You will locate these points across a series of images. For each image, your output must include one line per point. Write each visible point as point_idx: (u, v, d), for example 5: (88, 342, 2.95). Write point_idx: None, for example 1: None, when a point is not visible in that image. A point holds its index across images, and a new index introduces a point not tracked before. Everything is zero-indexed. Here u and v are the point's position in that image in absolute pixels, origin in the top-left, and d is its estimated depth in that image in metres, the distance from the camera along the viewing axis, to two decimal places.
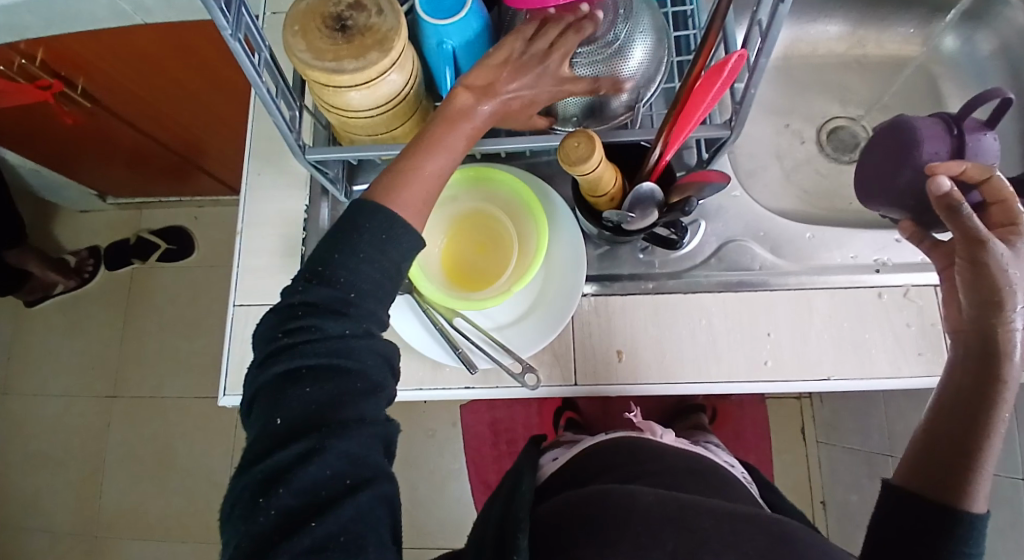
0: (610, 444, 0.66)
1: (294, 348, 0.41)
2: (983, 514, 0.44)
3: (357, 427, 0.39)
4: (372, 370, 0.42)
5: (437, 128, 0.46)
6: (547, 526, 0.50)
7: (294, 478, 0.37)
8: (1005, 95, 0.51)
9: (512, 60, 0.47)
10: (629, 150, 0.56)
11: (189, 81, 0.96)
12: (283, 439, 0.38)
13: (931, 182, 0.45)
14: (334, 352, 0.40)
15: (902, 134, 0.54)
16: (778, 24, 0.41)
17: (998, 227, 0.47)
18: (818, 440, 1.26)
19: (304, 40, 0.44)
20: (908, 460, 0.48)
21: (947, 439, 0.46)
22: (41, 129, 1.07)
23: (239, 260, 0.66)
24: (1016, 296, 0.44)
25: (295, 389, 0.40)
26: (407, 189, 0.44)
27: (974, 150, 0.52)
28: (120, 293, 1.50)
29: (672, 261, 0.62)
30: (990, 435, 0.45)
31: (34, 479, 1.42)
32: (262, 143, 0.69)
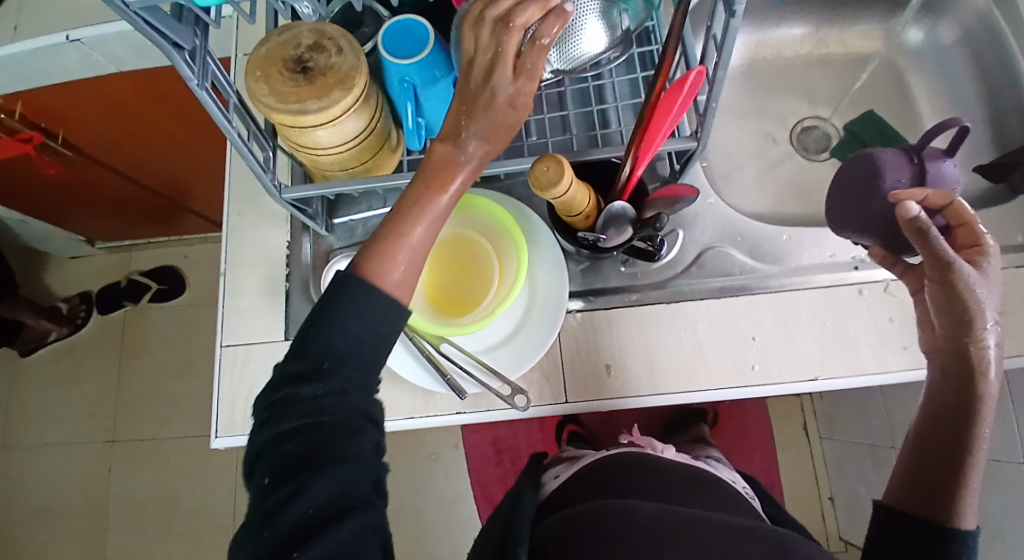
0: (611, 459, 0.66)
1: (279, 408, 0.41)
2: (972, 531, 0.44)
3: (335, 479, 0.39)
4: (354, 423, 0.41)
5: (415, 191, 0.42)
6: (547, 542, 0.50)
7: (280, 519, 0.38)
8: (961, 122, 0.53)
9: (478, 98, 0.41)
10: (600, 168, 0.56)
11: (167, 123, 0.97)
12: (268, 494, 0.39)
13: (900, 207, 0.44)
14: (316, 409, 0.40)
15: (865, 163, 0.56)
16: (732, 36, 0.42)
17: (965, 249, 0.47)
18: (821, 435, 1.26)
19: (267, 84, 0.45)
20: (898, 482, 0.48)
21: (937, 450, 0.47)
22: (23, 181, 1.07)
23: (224, 301, 0.66)
24: (985, 312, 0.45)
25: (281, 443, 0.40)
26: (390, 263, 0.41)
27: (935, 176, 0.55)
28: (114, 337, 1.50)
29: (654, 272, 0.62)
30: (973, 454, 0.45)
31: (37, 533, 1.41)
32: (241, 183, 0.70)
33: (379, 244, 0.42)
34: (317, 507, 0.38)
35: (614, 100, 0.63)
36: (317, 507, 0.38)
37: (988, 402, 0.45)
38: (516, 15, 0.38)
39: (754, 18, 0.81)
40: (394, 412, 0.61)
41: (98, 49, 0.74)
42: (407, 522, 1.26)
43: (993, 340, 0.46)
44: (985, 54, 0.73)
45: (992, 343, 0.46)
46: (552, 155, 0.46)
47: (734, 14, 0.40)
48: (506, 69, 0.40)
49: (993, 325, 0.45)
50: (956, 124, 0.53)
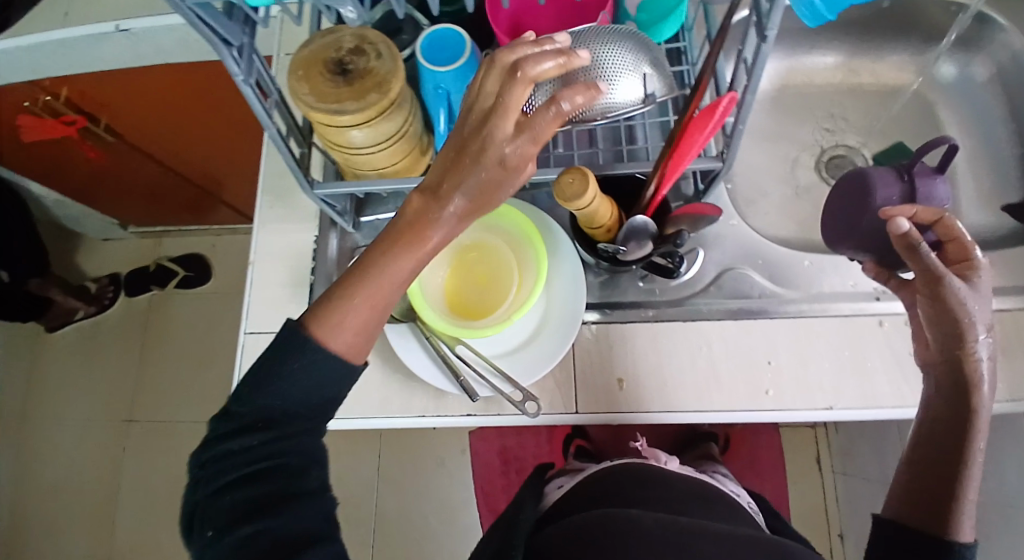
0: (616, 470, 0.65)
1: (219, 462, 0.41)
2: (971, 543, 0.45)
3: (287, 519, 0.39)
4: (303, 465, 0.42)
5: (384, 249, 0.40)
6: (547, 548, 0.51)
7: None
8: (950, 142, 0.53)
9: (469, 155, 0.38)
10: (625, 184, 0.57)
11: (206, 116, 1.00)
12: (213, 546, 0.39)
13: (890, 223, 0.45)
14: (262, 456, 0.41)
15: (858, 182, 0.56)
16: (762, 62, 0.43)
17: (955, 264, 0.48)
18: (834, 469, 1.24)
19: (308, 84, 0.47)
20: (897, 496, 0.49)
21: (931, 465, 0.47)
22: (64, 162, 1.11)
23: (250, 290, 0.68)
24: (977, 325, 0.46)
25: (222, 496, 0.40)
26: (346, 322, 0.41)
27: (926, 195, 0.55)
28: (138, 319, 1.53)
29: (672, 289, 0.63)
30: (968, 465, 0.46)
31: (50, 506, 1.45)
32: (274, 177, 0.72)
33: (337, 303, 0.41)
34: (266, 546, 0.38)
35: (642, 117, 0.64)
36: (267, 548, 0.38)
37: (981, 413, 0.46)
38: (526, 68, 0.35)
39: (786, 45, 0.81)
40: (405, 410, 0.62)
41: (146, 42, 0.77)
42: (410, 525, 1.26)
43: (985, 353, 0.47)
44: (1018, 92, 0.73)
45: (981, 355, 0.46)
46: (576, 168, 0.47)
47: (765, 40, 0.41)
48: (505, 124, 0.36)
49: (984, 338, 0.46)
50: (945, 143, 0.53)
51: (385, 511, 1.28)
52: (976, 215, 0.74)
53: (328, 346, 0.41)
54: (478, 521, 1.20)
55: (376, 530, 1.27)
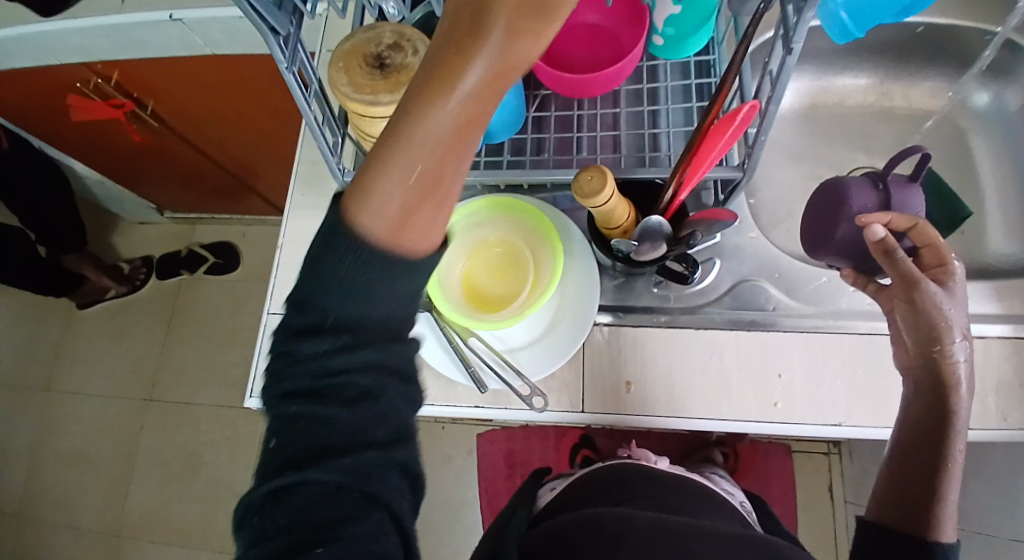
0: (607, 471, 0.66)
1: (286, 361, 0.31)
2: (954, 544, 0.50)
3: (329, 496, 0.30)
4: (383, 402, 0.31)
5: (421, 86, 0.27)
6: (535, 551, 0.51)
7: (267, 540, 0.30)
8: (923, 151, 0.51)
9: None
10: (644, 187, 0.58)
11: (246, 107, 1.04)
12: (280, 465, 0.31)
13: (868, 230, 0.51)
14: (303, 413, 0.31)
15: (835, 188, 0.56)
16: (787, 75, 0.44)
17: (932, 268, 0.53)
18: (847, 499, 1.22)
19: (347, 76, 0.49)
20: (880, 496, 0.54)
21: (911, 472, 0.52)
22: (110, 144, 1.17)
23: (276, 272, 0.70)
24: (953, 331, 0.50)
25: (287, 405, 0.31)
26: (374, 203, 0.28)
27: (901, 203, 0.54)
28: (166, 301, 1.58)
29: (686, 296, 0.63)
30: (949, 466, 0.51)
31: (68, 474, 1.49)
32: (306, 165, 0.74)
33: (365, 173, 0.28)
34: (302, 528, 0.30)
35: (667, 126, 0.65)
36: (302, 531, 0.30)
37: (960, 417, 0.50)
38: None
39: (817, 65, 0.82)
40: None
41: (196, 32, 0.81)
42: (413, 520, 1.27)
43: (961, 356, 0.51)
44: None
45: (959, 359, 0.50)
46: (597, 166, 0.48)
47: (790, 52, 0.42)
48: None
49: (960, 341, 0.50)
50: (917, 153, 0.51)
51: None
52: (1004, 244, 0.73)
53: (370, 237, 0.29)
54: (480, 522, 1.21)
55: None
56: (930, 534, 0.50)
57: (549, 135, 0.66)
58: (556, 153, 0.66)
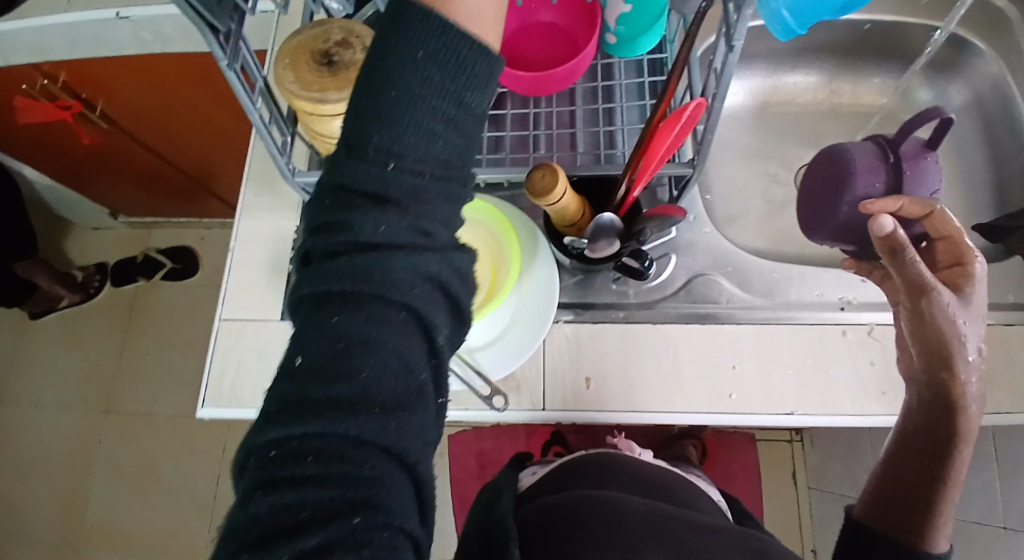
0: (586, 458, 0.67)
1: (339, 262, 0.30)
2: (943, 553, 0.51)
3: (372, 441, 0.28)
4: (432, 328, 0.31)
5: None
6: (530, 528, 0.53)
7: (289, 487, 0.27)
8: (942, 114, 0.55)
9: None
10: (598, 185, 0.58)
11: (200, 107, 1.01)
12: (318, 380, 0.29)
13: (876, 224, 0.53)
14: (353, 341, 0.29)
15: (843, 164, 0.62)
16: (729, 72, 0.44)
17: (950, 265, 0.55)
18: (809, 485, 1.26)
19: (294, 72, 0.50)
20: (871, 497, 0.55)
21: (913, 476, 0.53)
22: (59, 146, 1.12)
23: (229, 276, 0.68)
24: (965, 348, 0.52)
25: (329, 314, 0.29)
26: None
27: (914, 175, 0.59)
28: (122, 308, 1.53)
29: (643, 291, 0.64)
30: (948, 482, 0.52)
31: (20, 492, 1.43)
32: (259, 166, 0.73)
33: None
34: (337, 475, 0.27)
35: (622, 124, 0.65)
36: (340, 473, 0.27)
37: (964, 437, 0.52)
38: None
39: (769, 63, 0.83)
40: None
41: (145, 30, 0.79)
42: None
43: (971, 376, 0.52)
44: (995, 119, 0.76)
45: (968, 378, 0.52)
46: (547, 165, 0.48)
47: (732, 50, 0.43)
48: None
49: (971, 360, 0.52)
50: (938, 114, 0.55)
51: None
52: None
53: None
54: (452, 523, 1.20)
55: None
56: (919, 546, 0.51)
57: (506, 133, 0.66)
58: (513, 152, 0.66)
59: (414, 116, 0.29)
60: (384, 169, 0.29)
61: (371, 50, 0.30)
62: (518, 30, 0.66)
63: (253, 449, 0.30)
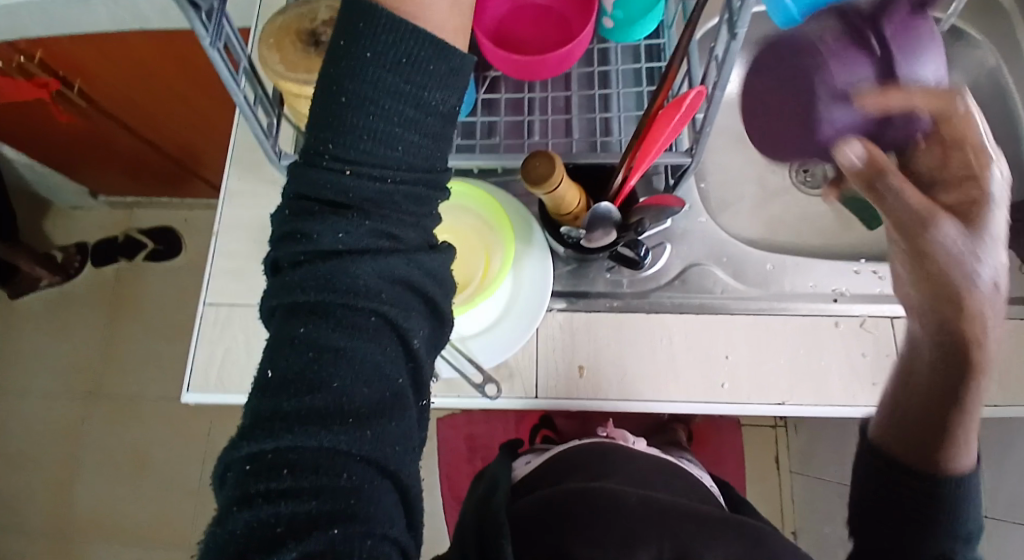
0: (585, 447, 0.68)
1: (307, 271, 0.31)
2: (967, 470, 0.49)
3: (349, 452, 0.28)
4: (403, 333, 0.32)
5: None
6: (528, 522, 0.53)
7: (265, 502, 0.27)
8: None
9: None
10: (593, 174, 0.57)
11: (182, 86, 0.98)
12: (291, 390, 0.29)
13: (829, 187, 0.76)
14: (323, 349, 0.30)
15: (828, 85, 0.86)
16: (732, 59, 0.44)
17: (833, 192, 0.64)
18: (792, 470, 1.30)
19: (278, 53, 0.49)
20: (884, 422, 0.53)
21: (921, 406, 0.49)
22: (36, 125, 1.09)
23: (213, 261, 0.67)
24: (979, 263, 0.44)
25: (300, 324, 0.30)
26: None
27: None
28: (105, 291, 1.50)
29: (638, 281, 0.64)
30: (963, 411, 0.47)
31: (5, 477, 1.41)
32: (244, 150, 0.71)
33: None
34: (314, 486, 0.27)
35: (618, 110, 0.64)
36: (316, 486, 0.27)
37: (981, 368, 0.46)
38: None
39: None
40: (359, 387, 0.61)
41: (125, 7, 0.76)
42: None
43: (987, 280, 0.44)
44: (989, 111, 0.76)
45: (989, 296, 0.44)
46: (542, 151, 0.47)
47: (735, 37, 0.42)
48: None
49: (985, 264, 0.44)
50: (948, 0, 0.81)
51: None
52: None
53: None
54: (442, 506, 1.21)
55: None
56: (943, 470, 0.49)
57: (499, 118, 0.64)
58: (507, 137, 0.65)
59: (374, 127, 0.31)
60: (341, 175, 0.31)
61: (326, 60, 0.32)
62: (512, 11, 0.64)
63: (229, 467, 0.29)
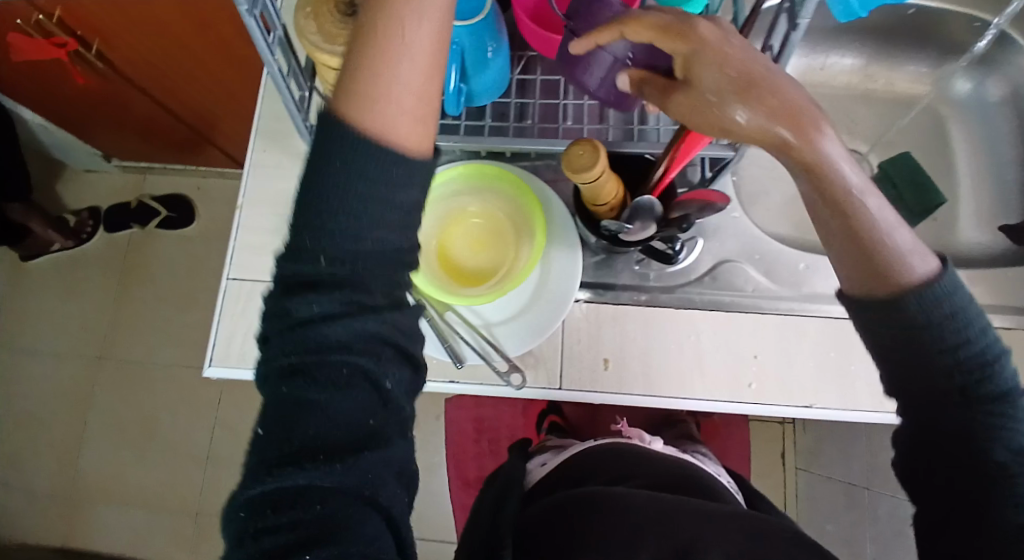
0: (602, 448, 0.70)
1: (284, 332, 0.33)
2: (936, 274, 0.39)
3: (324, 489, 0.31)
4: (375, 380, 0.33)
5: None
6: (534, 525, 0.55)
7: (254, 542, 0.30)
8: None
9: None
10: (632, 163, 0.55)
11: (201, 51, 0.96)
12: (272, 443, 0.32)
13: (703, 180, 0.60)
14: (299, 403, 0.32)
15: None
16: (790, 50, 0.42)
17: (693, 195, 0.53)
18: (797, 466, 1.31)
19: (316, 23, 0.47)
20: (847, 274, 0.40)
21: (845, 236, 0.38)
22: (53, 86, 1.07)
23: (236, 233, 0.66)
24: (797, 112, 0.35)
25: (279, 381, 0.32)
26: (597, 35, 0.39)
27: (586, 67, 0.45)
28: (117, 256, 1.50)
29: (667, 275, 0.62)
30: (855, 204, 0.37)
31: (16, 435, 1.42)
32: (269, 121, 0.69)
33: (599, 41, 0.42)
34: (292, 521, 0.30)
35: None
36: (294, 523, 0.30)
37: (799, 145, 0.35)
38: None
39: (808, 40, 0.79)
40: None
41: None
42: None
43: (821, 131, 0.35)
44: None
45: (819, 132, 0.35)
46: (587, 140, 0.45)
47: (796, 27, 0.40)
48: None
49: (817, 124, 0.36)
50: None
51: None
52: (973, 233, 0.76)
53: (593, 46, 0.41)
54: (447, 486, 1.22)
55: None
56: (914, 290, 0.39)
57: (532, 101, 0.62)
58: (540, 120, 0.63)
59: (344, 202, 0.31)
60: (314, 258, 0.32)
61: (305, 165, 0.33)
62: None
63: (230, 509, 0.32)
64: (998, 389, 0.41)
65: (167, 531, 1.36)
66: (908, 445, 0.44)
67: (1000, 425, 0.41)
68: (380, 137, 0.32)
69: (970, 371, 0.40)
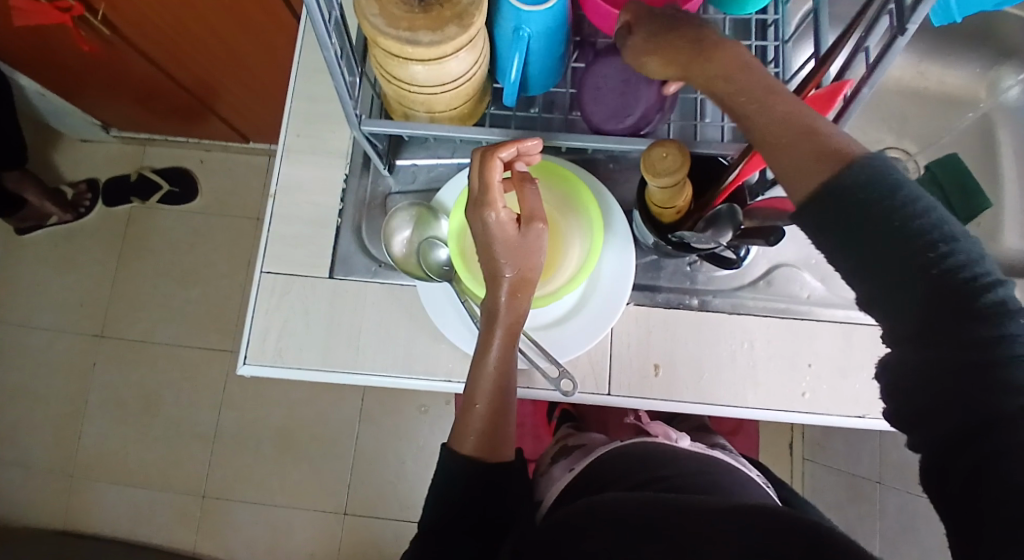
0: (629, 448, 0.67)
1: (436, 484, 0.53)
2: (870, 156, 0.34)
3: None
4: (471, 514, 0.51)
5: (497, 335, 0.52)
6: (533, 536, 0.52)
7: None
8: None
9: None
10: (700, 167, 0.53)
11: (218, 20, 0.91)
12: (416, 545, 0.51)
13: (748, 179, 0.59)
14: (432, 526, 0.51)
15: None
16: (891, 56, 0.39)
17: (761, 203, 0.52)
18: (804, 457, 1.32)
19: (378, 4, 0.42)
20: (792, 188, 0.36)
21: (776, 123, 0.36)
22: (51, 49, 1.01)
23: (269, 224, 0.63)
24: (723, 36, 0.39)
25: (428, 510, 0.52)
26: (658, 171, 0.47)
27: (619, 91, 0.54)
28: (116, 230, 1.45)
29: (719, 278, 0.61)
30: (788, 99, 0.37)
31: (12, 411, 1.39)
32: (302, 103, 0.66)
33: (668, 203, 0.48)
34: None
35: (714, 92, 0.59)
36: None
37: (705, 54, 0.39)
38: None
39: None
40: (429, 371, 0.60)
41: None
42: (386, 467, 1.33)
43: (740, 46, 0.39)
44: None
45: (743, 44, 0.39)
46: (665, 143, 0.43)
47: (904, 33, 0.38)
48: None
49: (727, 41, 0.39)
50: None
51: (363, 453, 1.34)
52: (1015, 239, 0.75)
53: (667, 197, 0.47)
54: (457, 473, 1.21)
55: (352, 473, 1.33)
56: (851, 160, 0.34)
57: None
58: None
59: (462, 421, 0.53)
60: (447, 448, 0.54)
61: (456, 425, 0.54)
62: None
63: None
64: (973, 281, 0.32)
65: (170, 511, 1.34)
66: (904, 376, 0.35)
67: (984, 324, 0.32)
68: (462, 452, 0.53)
69: (921, 260, 0.33)
